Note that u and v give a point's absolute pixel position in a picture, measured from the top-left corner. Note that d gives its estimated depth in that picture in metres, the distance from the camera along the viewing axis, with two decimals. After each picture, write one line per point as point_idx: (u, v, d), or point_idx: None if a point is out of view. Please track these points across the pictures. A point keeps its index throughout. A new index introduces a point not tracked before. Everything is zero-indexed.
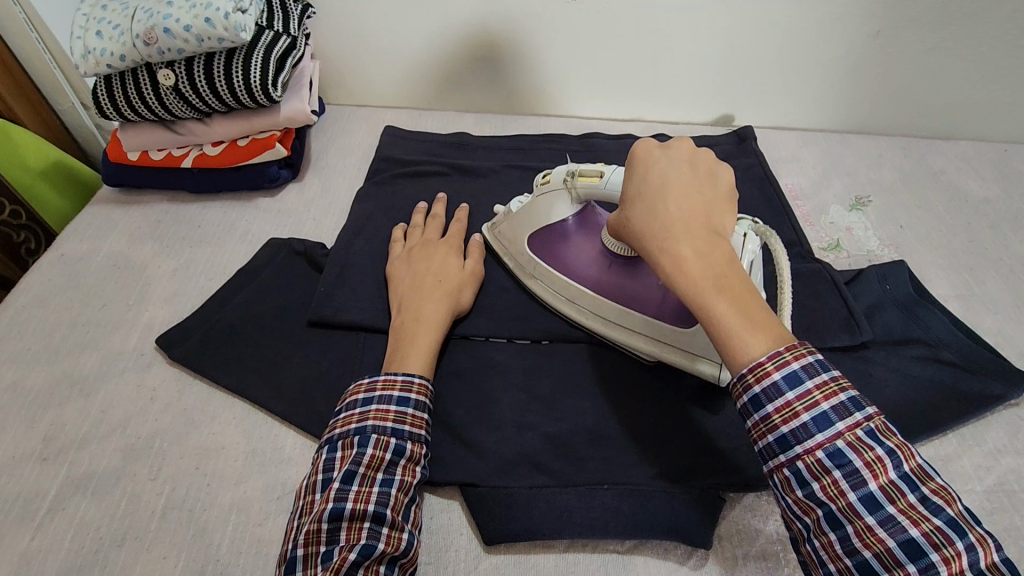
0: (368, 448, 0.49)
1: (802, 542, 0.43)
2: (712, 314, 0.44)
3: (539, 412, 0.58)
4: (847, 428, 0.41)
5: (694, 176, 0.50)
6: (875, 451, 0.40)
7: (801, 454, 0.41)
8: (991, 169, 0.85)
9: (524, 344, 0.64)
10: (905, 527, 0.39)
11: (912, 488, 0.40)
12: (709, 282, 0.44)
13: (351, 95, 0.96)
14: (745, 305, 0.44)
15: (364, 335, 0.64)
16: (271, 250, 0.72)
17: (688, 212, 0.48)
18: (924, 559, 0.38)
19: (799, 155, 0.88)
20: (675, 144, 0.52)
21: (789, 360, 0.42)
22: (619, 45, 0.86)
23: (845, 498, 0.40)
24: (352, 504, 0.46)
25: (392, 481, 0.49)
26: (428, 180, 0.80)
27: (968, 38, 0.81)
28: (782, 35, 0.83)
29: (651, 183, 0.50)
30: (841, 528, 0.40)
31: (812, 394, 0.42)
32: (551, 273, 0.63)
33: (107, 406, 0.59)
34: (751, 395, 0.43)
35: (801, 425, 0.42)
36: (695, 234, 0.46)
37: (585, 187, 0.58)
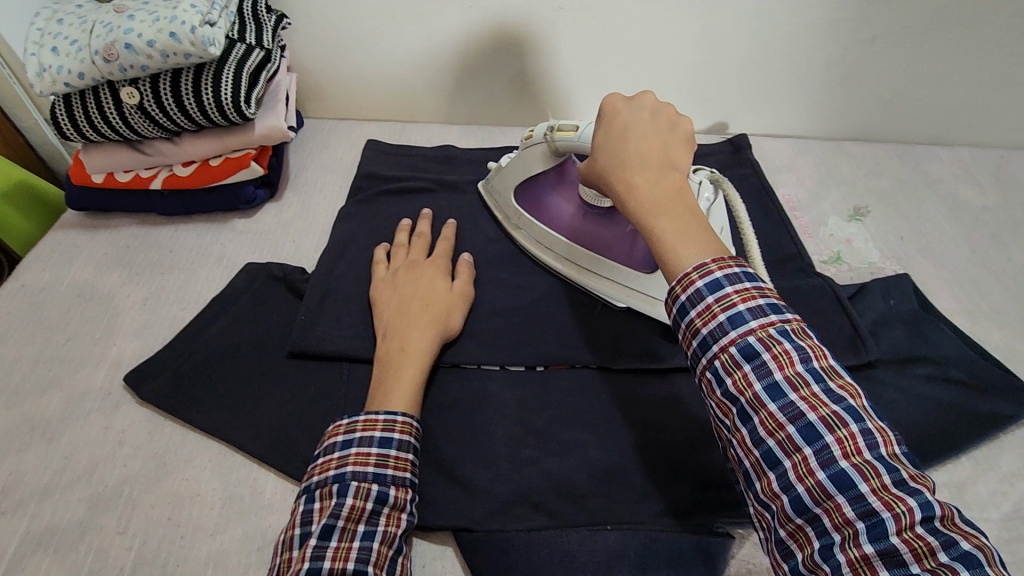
0: (347, 498, 0.46)
1: (727, 448, 0.42)
2: (652, 239, 0.45)
3: (535, 447, 0.55)
4: (759, 326, 0.40)
5: (650, 126, 0.50)
6: (783, 345, 0.40)
7: (716, 352, 0.41)
8: (988, 176, 0.83)
9: (517, 371, 0.61)
10: (804, 413, 0.38)
11: (818, 380, 0.39)
12: (654, 209, 0.46)
13: (331, 108, 0.92)
14: (687, 227, 0.45)
15: (348, 366, 0.60)
16: (248, 276, 0.68)
17: (645, 149, 0.49)
18: (820, 442, 0.37)
19: (794, 164, 0.86)
20: (638, 99, 0.52)
21: (713, 269, 0.42)
22: (609, 54, 0.84)
23: (751, 390, 0.39)
24: (330, 563, 0.43)
25: (374, 533, 0.45)
26: (413, 197, 0.77)
27: (961, 42, 0.79)
28: (776, 42, 0.81)
29: (612, 133, 0.51)
30: (749, 420, 0.39)
31: (730, 297, 0.41)
32: (531, 223, 0.69)
33: (70, 452, 0.55)
34: (677, 304, 0.43)
35: (717, 325, 0.41)
36: (648, 169, 0.48)
37: (562, 140, 0.59)
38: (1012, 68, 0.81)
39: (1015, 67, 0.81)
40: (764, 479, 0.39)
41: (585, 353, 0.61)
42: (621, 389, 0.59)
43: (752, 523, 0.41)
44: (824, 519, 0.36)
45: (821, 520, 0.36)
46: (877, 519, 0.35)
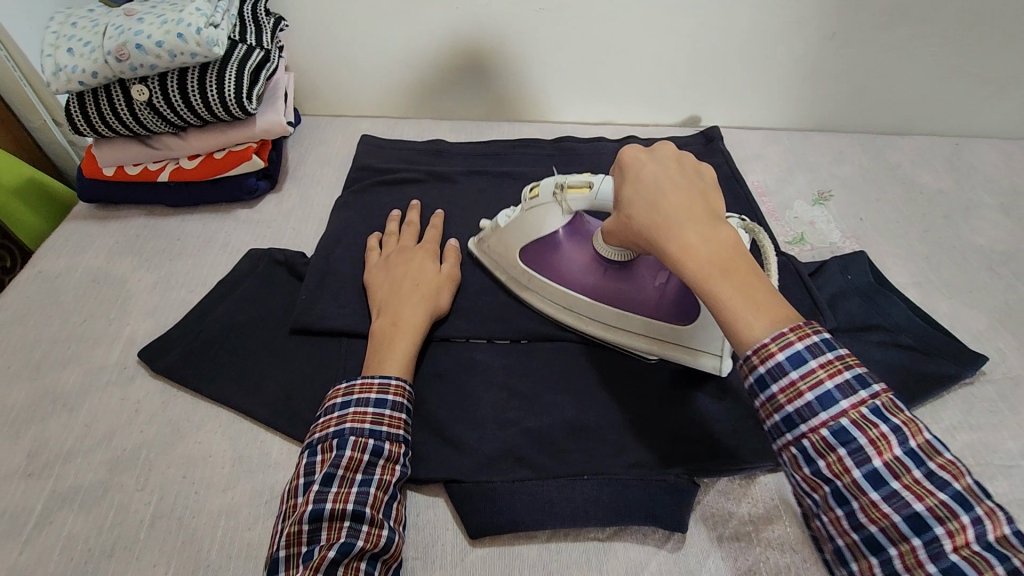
0: (346, 451, 0.51)
1: (820, 518, 0.44)
2: (719, 302, 0.44)
3: (519, 409, 0.60)
4: (850, 406, 0.41)
5: (683, 175, 0.50)
6: (878, 428, 0.41)
7: (806, 433, 0.42)
8: (943, 161, 0.89)
9: (503, 344, 0.66)
10: (908, 501, 0.39)
11: (918, 463, 0.40)
12: (719, 271, 0.44)
13: (326, 106, 0.97)
14: (754, 289, 0.44)
15: (346, 340, 0.65)
16: (251, 260, 0.73)
17: (690, 201, 0.48)
18: (926, 531, 0.39)
19: (764, 154, 0.91)
20: (660, 148, 0.52)
21: (793, 341, 0.42)
22: (587, 51, 0.89)
23: (849, 475, 0.41)
24: (330, 505, 0.48)
25: (371, 480, 0.50)
26: (405, 187, 0.82)
27: (914, 37, 0.85)
28: (743, 39, 0.86)
29: (645, 183, 0.50)
30: (848, 503, 0.41)
31: (816, 373, 0.42)
32: (547, 285, 0.65)
33: (90, 421, 0.60)
34: (757, 377, 0.43)
35: (804, 405, 0.42)
36: (698, 222, 0.47)
37: (575, 200, 0.59)
38: (961, 61, 0.87)
39: (964, 60, 0.87)
40: (865, 561, 0.41)
41: (565, 326, 0.66)
42: (598, 358, 0.64)
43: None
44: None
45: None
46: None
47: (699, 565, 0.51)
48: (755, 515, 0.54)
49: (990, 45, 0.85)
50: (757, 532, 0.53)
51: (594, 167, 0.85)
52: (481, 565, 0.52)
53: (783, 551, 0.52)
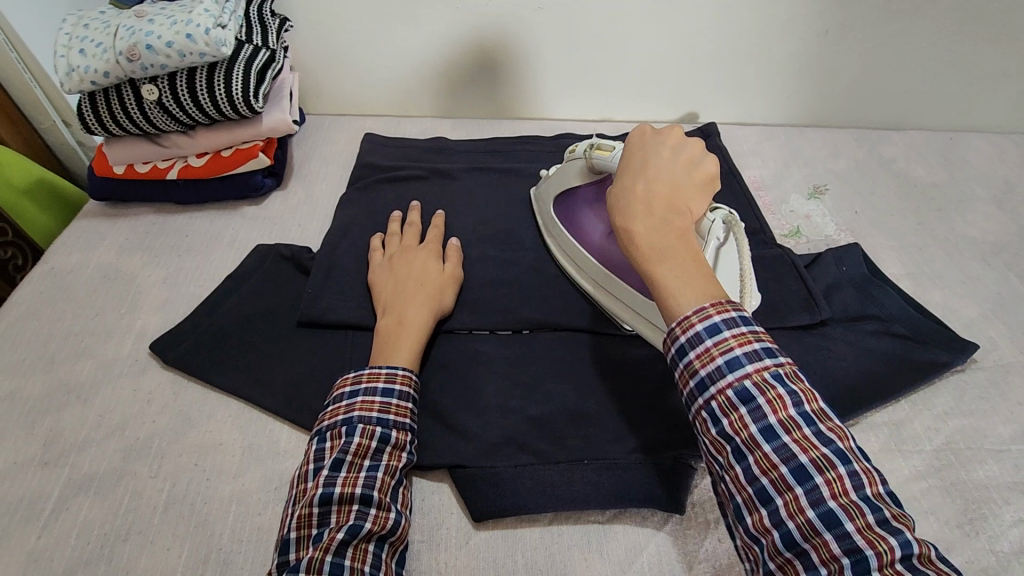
0: (355, 437, 0.52)
1: (720, 481, 0.44)
2: (654, 279, 0.47)
3: (521, 397, 0.61)
4: (755, 370, 0.42)
5: (671, 164, 0.54)
6: (777, 390, 0.42)
7: (714, 394, 0.43)
8: (936, 155, 0.91)
9: (505, 335, 0.67)
10: (796, 454, 0.40)
11: (808, 423, 0.41)
12: (655, 251, 0.48)
13: (330, 105, 0.99)
14: (687, 273, 0.47)
15: (353, 333, 0.67)
16: (258, 256, 0.74)
17: (657, 190, 0.52)
18: (810, 482, 0.39)
19: (760, 149, 0.93)
20: (665, 134, 0.56)
21: (711, 313, 0.44)
22: (586, 49, 0.90)
23: (747, 431, 0.41)
24: (340, 489, 0.49)
25: (378, 466, 0.52)
26: (407, 184, 0.84)
27: (907, 34, 0.87)
28: (739, 36, 0.88)
29: (634, 164, 0.55)
30: (743, 458, 0.41)
31: (728, 341, 0.43)
32: (562, 233, 0.73)
33: (104, 411, 0.61)
34: (677, 345, 0.45)
35: (715, 368, 0.43)
36: (654, 210, 0.51)
37: (598, 159, 0.65)
38: (953, 56, 0.89)
39: (956, 55, 0.88)
40: (755, 514, 0.41)
41: (566, 319, 0.68)
42: (598, 348, 0.66)
43: (740, 553, 0.43)
44: (811, 554, 0.38)
45: (808, 555, 0.38)
46: (862, 556, 0.37)
47: (697, 545, 0.53)
48: None
49: (982, 41, 0.87)
50: None
51: None
52: (485, 547, 0.53)
53: None
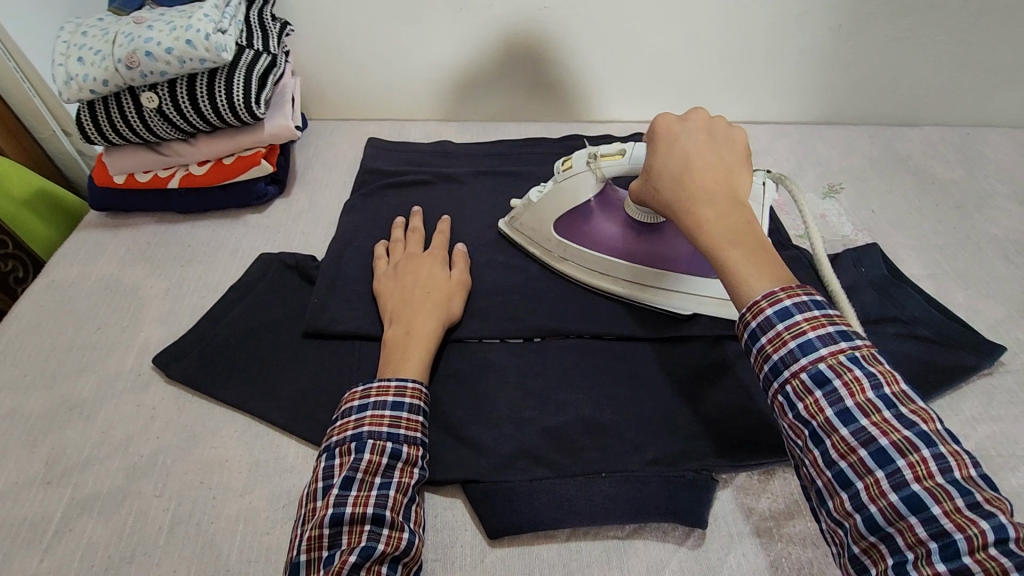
0: (364, 454, 0.51)
1: (801, 467, 0.45)
2: (727, 265, 0.49)
3: (534, 407, 0.60)
4: (830, 353, 0.43)
5: (711, 144, 0.55)
6: (853, 372, 0.42)
7: (788, 378, 0.44)
8: (954, 151, 0.89)
9: (515, 343, 0.65)
10: (875, 436, 0.41)
11: (888, 405, 0.41)
12: (726, 238, 0.50)
13: (333, 110, 0.98)
14: (760, 258, 0.48)
15: (360, 343, 0.65)
16: (262, 265, 0.73)
17: (709, 174, 0.53)
18: (892, 464, 0.40)
19: (772, 147, 0.91)
20: (692, 115, 0.57)
21: (782, 297, 0.45)
22: (592, 49, 0.89)
23: (823, 415, 0.42)
24: (351, 509, 0.48)
25: (389, 483, 0.50)
26: (413, 189, 0.83)
27: (922, 27, 0.84)
28: (749, 31, 0.86)
29: (672, 150, 0.55)
30: (821, 443, 0.42)
31: (800, 325, 0.44)
32: (583, 254, 0.69)
33: (107, 427, 0.60)
34: (749, 330, 0.46)
35: (787, 352, 0.44)
36: (714, 197, 0.52)
37: (610, 167, 0.61)
38: (970, 49, 0.86)
39: (973, 48, 0.86)
40: (838, 497, 0.42)
41: (578, 325, 0.66)
42: (612, 355, 0.64)
43: (824, 536, 0.44)
44: (897, 538, 0.39)
45: (894, 538, 0.39)
46: (950, 541, 0.37)
47: (721, 561, 0.51)
48: (775, 510, 0.54)
49: (1001, 32, 0.84)
50: (778, 527, 0.53)
51: None
52: (502, 566, 0.51)
53: (805, 545, 0.52)
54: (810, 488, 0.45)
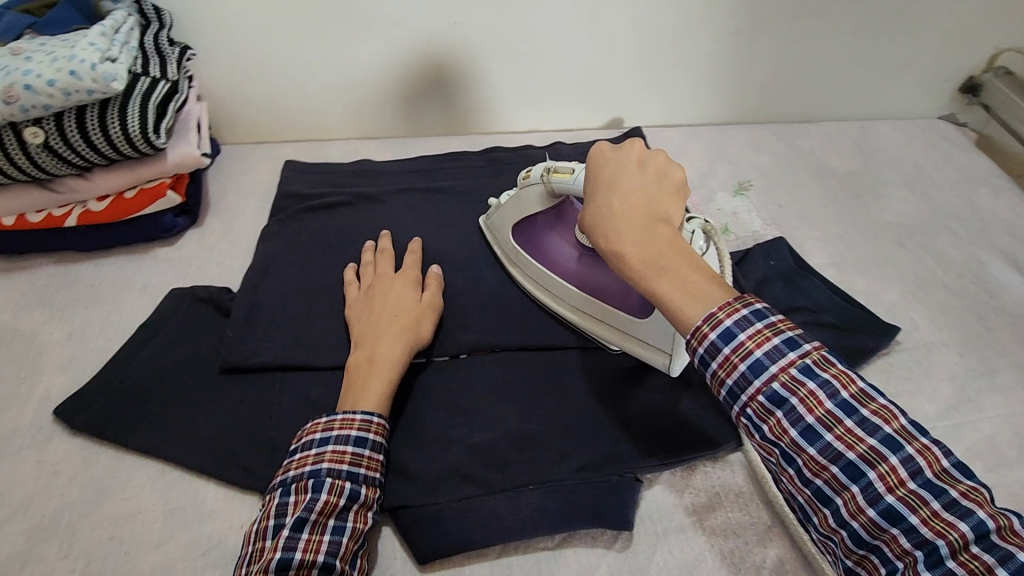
0: (322, 494, 0.49)
1: (779, 480, 0.46)
2: (655, 295, 0.46)
3: (461, 425, 0.60)
4: (781, 370, 0.42)
5: (642, 174, 0.53)
6: (807, 386, 0.42)
7: (747, 402, 0.44)
8: (850, 145, 0.95)
9: (442, 360, 0.65)
10: (842, 452, 0.41)
11: (848, 413, 0.42)
12: (651, 265, 0.47)
13: (247, 133, 0.95)
14: (688, 283, 0.46)
15: (281, 375, 0.64)
16: (174, 300, 0.70)
17: (633, 202, 0.51)
18: (864, 479, 0.41)
19: (685, 150, 0.94)
20: (626, 147, 0.56)
21: (722, 319, 0.43)
22: (506, 62, 0.90)
23: (788, 436, 0.43)
24: (300, 554, 0.47)
25: (343, 527, 0.49)
26: (334, 212, 0.82)
27: (812, 30, 0.90)
28: (654, 38, 0.89)
29: (600, 183, 0.54)
30: (793, 463, 0.43)
31: (745, 345, 0.43)
32: (528, 262, 0.70)
33: (4, 489, 0.56)
34: (697, 356, 0.45)
35: (740, 376, 0.43)
36: (635, 223, 0.50)
37: (559, 183, 0.63)
38: (856, 49, 0.93)
39: (859, 47, 0.92)
40: (820, 514, 0.43)
41: (505, 338, 0.66)
42: (537, 365, 0.64)
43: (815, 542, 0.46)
44: (884, 549, 0.41)
45: (882, 550, 0.41)
46: (933, 547, 0.39)
47: (649, 560, 0.52)
48: (697, 505, 0.55)
49: (881, 33, 0.91)
50: (700, 520, 0.54)
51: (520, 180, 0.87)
52: None
53: (725, 536, 0.53)
54: (790, 499, 0.46)
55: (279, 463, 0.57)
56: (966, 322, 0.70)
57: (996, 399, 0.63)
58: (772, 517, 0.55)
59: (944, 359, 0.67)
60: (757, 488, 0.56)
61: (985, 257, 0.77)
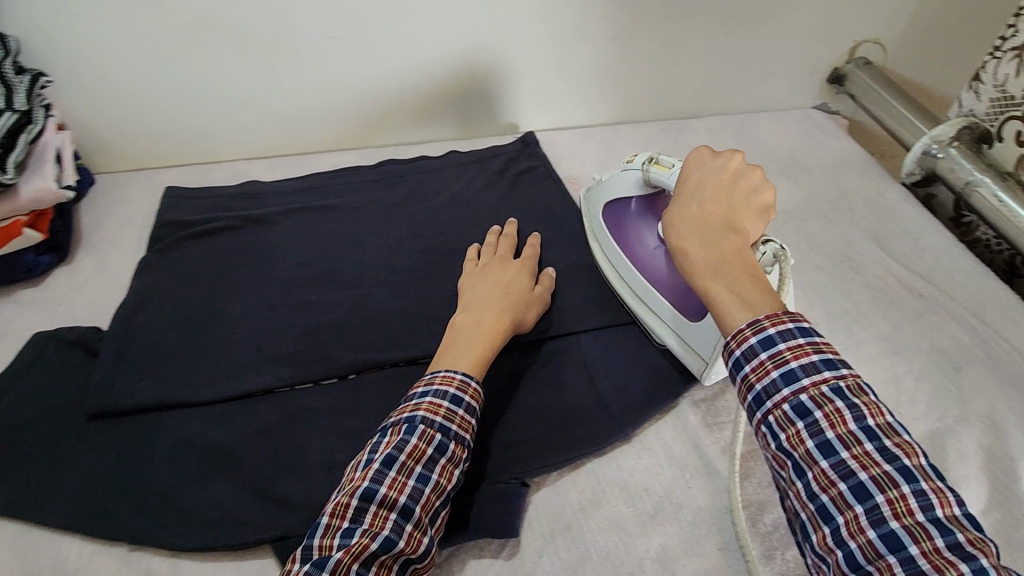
0: (412, 438, 0.51)
1: (786, 500, 0.45)
2: (709, 296, 0.51)
3: (349, 448, 0.59)
4: (811, 383, 0.44)
5: (728, 188, 0.59)
6: (835, 403, 0.43)
7: (770, 409, 0.44)
8: (731, 137, 0.99)
9: (331, 384, 0.65)
10: (854, 471, 0.41)
11: (871, 438, 0.41)
12: (708, 270, 0.52)
13: (123, 161, 0.90)
14: (741, 289, 0.50)
15: (157, 415, 0.61)
16: (36, 345, 0.65)
17: (709, 213, 0.57)
18: (871, 501, 0.40)
19: (577, 152, 0.97)
20: (725, 159, 0.61)
21: (766, 325, 0.46)
22: (392, 74, 0.89)
23: (804, 447, 0.43)
24: (384, 490, 0.48)
25: (428, 477, 0.50)
26: (219, 238, 0.79)
27: (686, 31, 0.94)
28: (537, 45, 0.91)
29: (685, 191, 0.60)
30: (803, 475, 0.42)
31: (783, 354, 0.45)
32: (608, 238, 0.74)
33: None
34: (732, 358, 0.47)
35: (770, 381, 0.45)
36: (707, 233, 0.55)
37: (657, 174, 0.67)
38: (729, 46, 0.97)
39: (732, 45, 0.97)
40: (820, 533, 0.41)
41: (395, 354, 0.66)
42: None
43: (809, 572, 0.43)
44: None
45: None
46: None
47: (535, 564, 0.53)
48: (584, 503, 0.56)
49: (749, 30, 0.96)
50: (586, 519, 0.55)
51: (414, 192, 0.87)
52: None
53: (610, 531, 0.54)
54: (794, 520, 0.45)
55: (153, 509, 0.55)
56: (833, 299, 0.74)
57: (861, 369, 0.67)
58: (655, 505, 0.57)
59: None
60: (641, 481, 0.58)
61: (851, 236, 0.83)
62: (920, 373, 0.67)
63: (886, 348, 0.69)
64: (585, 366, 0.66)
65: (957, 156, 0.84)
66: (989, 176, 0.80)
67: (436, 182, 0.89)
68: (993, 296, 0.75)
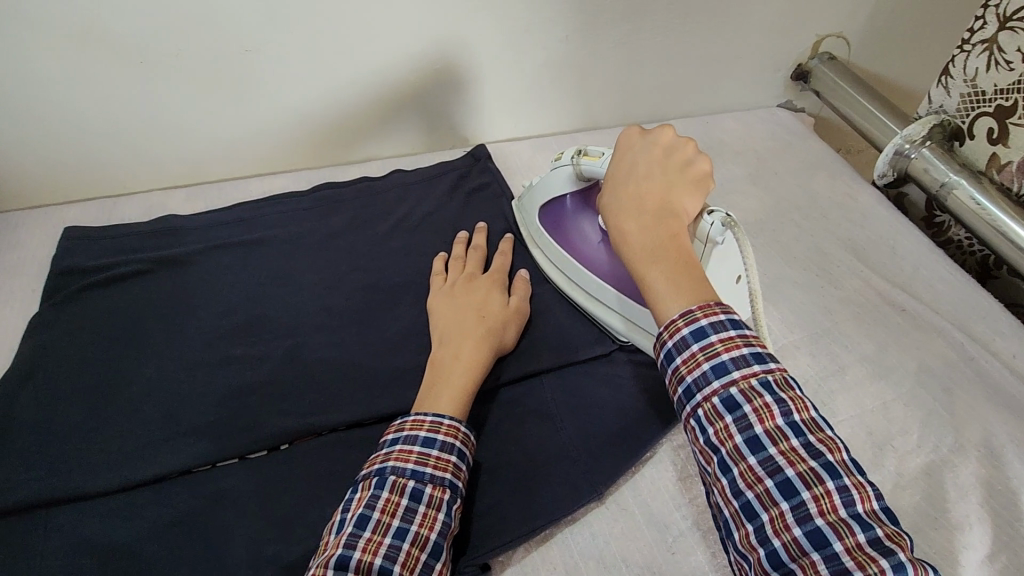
0: (384, 491, 0.48)
1: (709, 493, 0.43)
2: (645, 282, 0.47)
3: (279, 538, 0.51)
4: (743, 376, 0.41)
5: (663, 160, 0.53)
6: (764, 397, 0.40)
7: (699, 402, 0.41)
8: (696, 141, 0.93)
9: (258, 457, 0.56)
10: (782, 467, 0.38)
11: (797, 433, 0.39)
12: (645, 256, 0.47)
13: (14, 198, 0.79)
14: (677, 276, 0.45)
15: (45, 512, 0.52)
16: None
17: (645, 189, 0.51)
18: (797, 498, 0.38)
19: (534, 164, 0.90)
20: (657, 130, 0.56)
21: (699, 317, 0.42)
22: (323, 88, 0.80)
23: (732, 442, 0.40)
24: (359, 555, 0.44)
25: (407, 531, 0.46)
26: (124, 285, 0.68)
27: (644, 30, 0.87)
28: (483, 51, 0.83)
29: (620, 166, 0.55)
30: (728, 472, 0.40)
31: (715, 346, 0.42)
32: (548, 241, 0.70)
33: None
34: (664, 350, 0.43)
35: (701, 375, 0.42)
36: (643, 212, 0.50)
37: (587, 165, 0.64)
38: (690, 45, 0.91)
39: (692, 44, 0.91)
40: (742, 530, 0.39)
41: (332, 416, 0.58)
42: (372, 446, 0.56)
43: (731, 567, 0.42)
44: None
45: None
46: None
47: None
48: None
49: (711, 28, 0.90)
50: None
51: (353, 217, 0.77)
52: None
53: None
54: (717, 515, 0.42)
55: None
56: (814, 318, 0.69)
57: (847, 399, 0.62)
58: None
59: (797, 361, 0.65)
60: (620, 550, 0.52)
61: (827, 246, 0.78)
62: (910, 399, 0.62)
63: (873, 371, 0.64)
64: (549, 414, 0.59)
65: (931, 157, 0.79)
66: (964, 176, 0.75)
67: (379, 205, 0.79)
68: (976, 307, 0.71)
